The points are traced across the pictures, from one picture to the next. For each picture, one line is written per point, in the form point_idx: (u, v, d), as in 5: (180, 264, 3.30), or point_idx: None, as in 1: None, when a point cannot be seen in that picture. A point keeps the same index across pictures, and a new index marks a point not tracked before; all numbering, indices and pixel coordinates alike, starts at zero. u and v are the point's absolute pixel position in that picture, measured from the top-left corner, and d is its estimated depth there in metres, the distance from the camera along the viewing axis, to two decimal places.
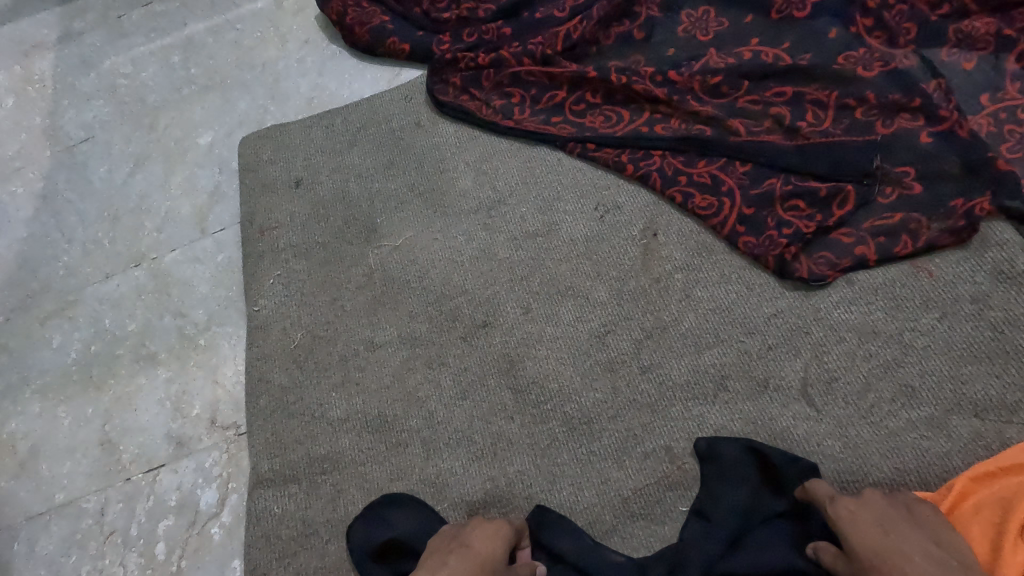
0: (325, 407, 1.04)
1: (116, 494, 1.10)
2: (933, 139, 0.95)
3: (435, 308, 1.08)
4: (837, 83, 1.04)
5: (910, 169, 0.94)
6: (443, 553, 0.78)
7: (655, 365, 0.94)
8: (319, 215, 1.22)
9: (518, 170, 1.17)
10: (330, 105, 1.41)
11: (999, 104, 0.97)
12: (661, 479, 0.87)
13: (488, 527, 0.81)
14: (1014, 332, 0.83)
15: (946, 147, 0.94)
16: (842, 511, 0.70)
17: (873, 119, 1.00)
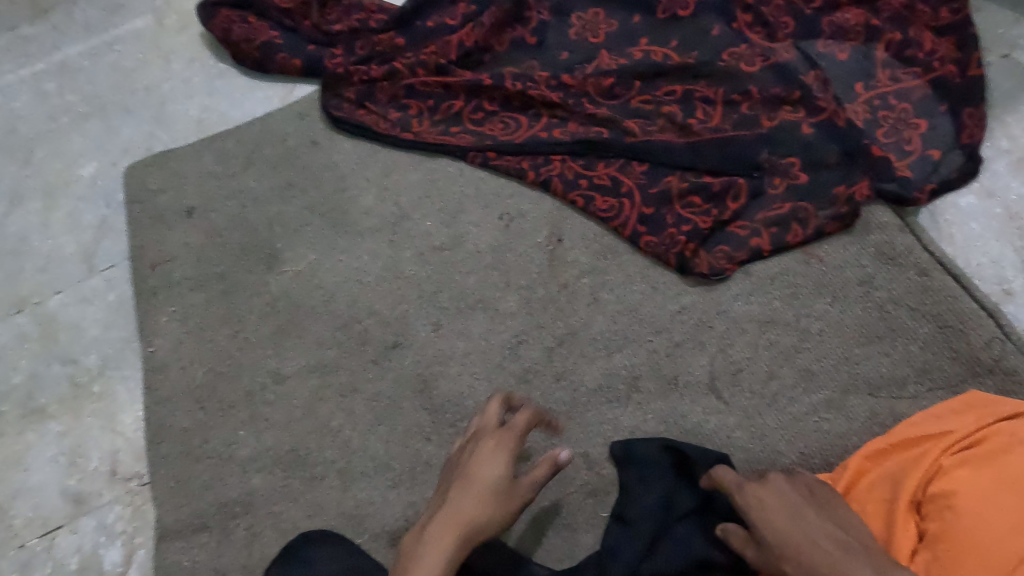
0: (232, 446, 0.99)
1: (9, 565, 1.01)
2: (815, 129, 0.98)
3: (343, 332, 1.04)
4: (723, 80, 1.07)
5: (794, 159, 0.97)
6: (445, 485, 0.73)
7: (568, 371, 0.94)
8: (215, 244, 1.17)
9: (419, 184, 1.15)
10: (221, 125, 1.34)
11: (873, 92, 1.02)
12: (580, 487, 0.87)
13: (481, 446, 0.74)
14: (899, 310, 0.86)
15: (825, 136, 0.97)
16: (751, 499, 0.69)
17: (758, 113, 1.03)
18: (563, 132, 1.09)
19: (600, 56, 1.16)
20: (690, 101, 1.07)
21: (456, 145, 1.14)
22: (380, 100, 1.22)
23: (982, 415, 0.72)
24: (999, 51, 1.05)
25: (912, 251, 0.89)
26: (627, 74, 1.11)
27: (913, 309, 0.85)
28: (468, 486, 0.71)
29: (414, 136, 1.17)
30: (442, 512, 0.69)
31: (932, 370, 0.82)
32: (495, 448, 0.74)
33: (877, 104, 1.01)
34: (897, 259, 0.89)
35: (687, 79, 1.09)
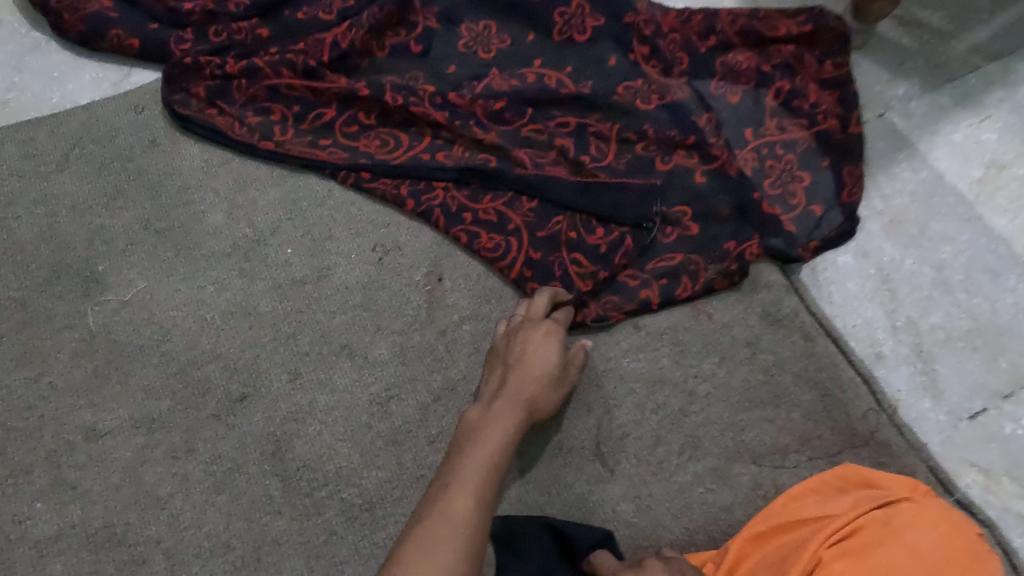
0: (26, 523, 0.80)
1: None
2: (707, 178, 0.96)
3: (179, 379, 0.88)
4: (619, 115, 1.02)
5: (687, 209, 0.94)
6: (499, 368, 0.78)
7: (444, 433, 0.85)
8: (17, 262, 0.95)
9: (280, 204, 1.00)
10: (33, 110, 1.11)
11: (761, 140, 1.00)
12: None
13: (532, 336, 0.80)
14: (783, 374, 0.85)
15: (717, 188, 0.95)
16: None
17: (652, 155, 0.98)
18: (447, 157, 0.99)
19: (490, 74, 1.06)
20: (585, 135, 1.00)
21: (325, 163, 1.00)
22: (237, 102, 1.06)
23: (861, 496, 0.71)
24: (875, 110, 1.07)
25: (798, 313, 0.88)
26: (518, 98, 1.03)
27: (797, 375, 0.84)
28: (498, 414, 0.71)
29: (275, 146, 1.02)
30: (460, 451, 0.67)
31: (812, 440, 0.82)
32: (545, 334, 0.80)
33: (766, 155, 0.99)
34: (783, 321, 0.88)
35: (582, 110, 1.02)
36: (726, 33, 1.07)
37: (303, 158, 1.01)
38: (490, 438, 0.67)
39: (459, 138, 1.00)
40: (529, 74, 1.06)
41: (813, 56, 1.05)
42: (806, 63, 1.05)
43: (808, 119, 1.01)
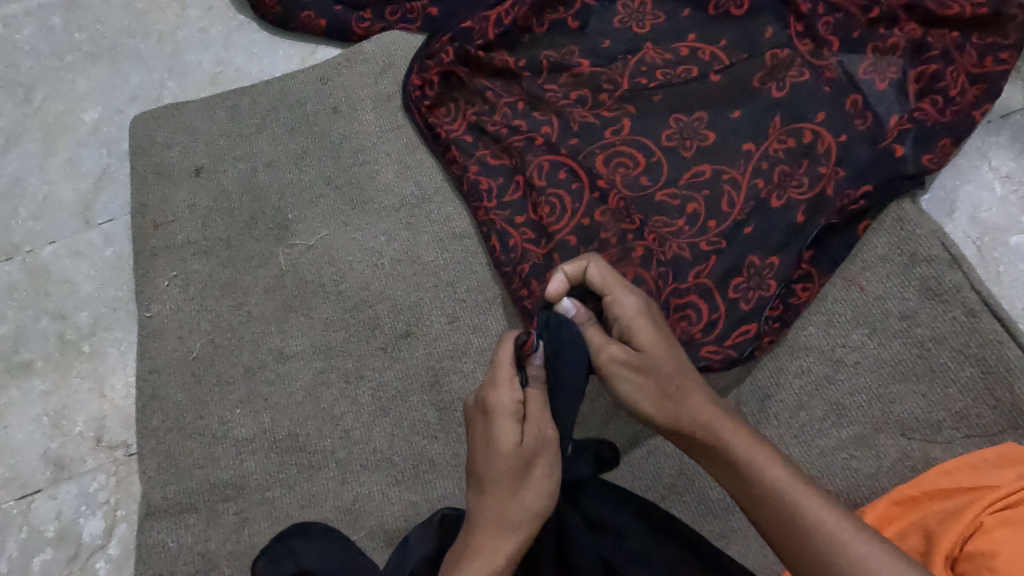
0: (228, 426, 0.94)
1: None
2: (868, 154, 0.94)
3: (352, 316, 1.00)
4: (767, 98, 1.01)
5: (845, 195, 0.91)
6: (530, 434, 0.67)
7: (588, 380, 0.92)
8: (221, 207, 1.10)
9: (443, 166, 1.09)
10: (236, 82, 1.27)
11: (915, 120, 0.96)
12: None
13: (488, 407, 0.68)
14: (939, 350, 0.84)
15: (877, 162, 0.93)
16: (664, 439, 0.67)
17: (803, 136, 0.97)
18: (596, 148, 1.02)
19: (642, 51, 1.09)
20: (729, 124, 1.01)
21: (484, 143, 1.06)
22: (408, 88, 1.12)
23: None
24: None
25: (961, 289, 0.86)
26: (666, 75, 1.06)
27: (955, 351, 0.84)
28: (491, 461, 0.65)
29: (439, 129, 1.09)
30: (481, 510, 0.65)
31: (969, 417, 0.81)
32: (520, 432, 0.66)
33: (930, 130, 0.96)
34: (942, 296, 0.86)
35: (737, 82, 1.03)
36: (891, 5, 1.03)
37: (460, 140, 1.07)
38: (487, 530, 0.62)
39: (606, 118, 1.04)
40: (682, 48, 1.08)
41: (980, 33, 0.99)
42: (972, 41, 0.99)
43: (969, 99, 0.97)
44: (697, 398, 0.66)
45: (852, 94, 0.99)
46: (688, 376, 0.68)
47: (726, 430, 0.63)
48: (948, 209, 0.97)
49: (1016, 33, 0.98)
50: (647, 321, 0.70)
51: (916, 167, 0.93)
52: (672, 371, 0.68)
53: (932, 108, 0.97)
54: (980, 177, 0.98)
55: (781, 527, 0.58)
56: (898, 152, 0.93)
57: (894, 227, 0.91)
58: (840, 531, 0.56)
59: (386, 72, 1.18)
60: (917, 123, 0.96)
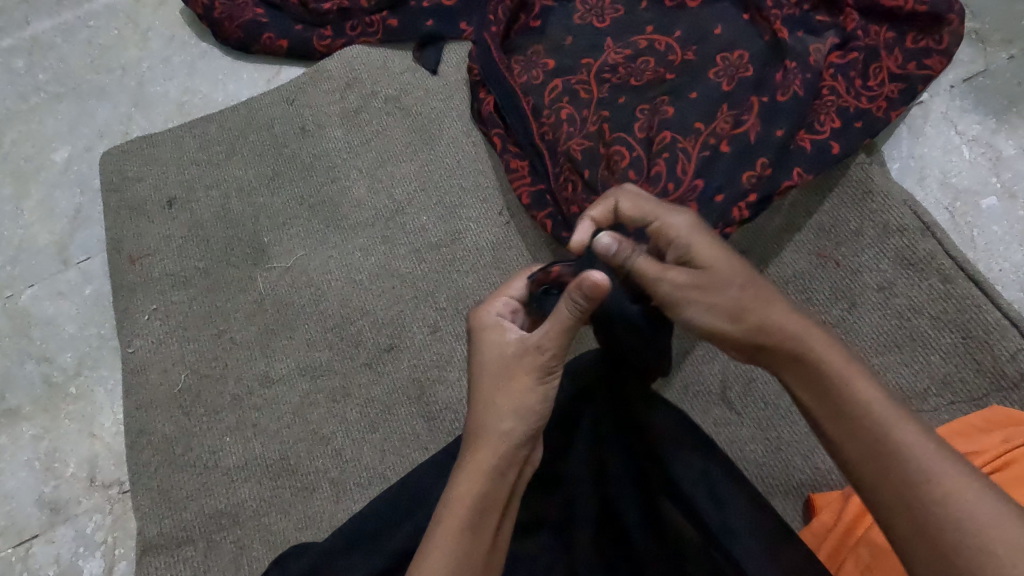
0: (218, 454, 0.94)
1: None
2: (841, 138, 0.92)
3: (335, 334, 1.00)
4: (717, 91, 0.99)
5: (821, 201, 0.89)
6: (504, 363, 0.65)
7: None
8: (195, 236, 1.10)
9: (414, 176, 1.09)
10: (203, 108, 1.27)
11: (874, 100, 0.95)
12: None
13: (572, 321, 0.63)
14: (919, 318, 0.85)
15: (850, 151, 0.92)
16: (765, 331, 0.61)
17: (784, 119, 0.93)
18: (577, 147, 0.99)
19: (604, 53, 1.06)
20: (691, 106, 0.99)
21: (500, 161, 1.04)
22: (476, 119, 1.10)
23: (1011, 432, 0.71)
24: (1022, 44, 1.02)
25: (934, 256, 0.86)
26: (633, 73, 1.03)
27: (934, 318, 0.84)
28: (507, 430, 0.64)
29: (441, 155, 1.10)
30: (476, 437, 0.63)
31: (954, 383, 0.82)
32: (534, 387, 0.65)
33: (854, 115, 0.94)
34: (918, 265, 0.87)
35: (700, 75, 1.01)
36: None
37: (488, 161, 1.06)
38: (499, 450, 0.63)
39: (583, 123, 1.01)
40: (640, 41, 1.06)
41: (916, 35, 0.99)
42: (906, 44, 0.98)
43: (887, 92, 0.96)
44: (784, 320, 0.60)
45: (807, 74, 0.95)
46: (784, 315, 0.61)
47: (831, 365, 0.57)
48: (919, 177, 0.97)
49: (950, 40, 0.97)
50: (736, 273, 0.63)
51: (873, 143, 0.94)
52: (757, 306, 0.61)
53: (854, 96, 0.95)
54: (948, 143, 0.98)
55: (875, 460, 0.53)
56: (835, 146, 0.92)
57: (864, 198, 0.91)
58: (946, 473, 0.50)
59: (350, 87, 1.18)
60: (838, 108, 0.94)
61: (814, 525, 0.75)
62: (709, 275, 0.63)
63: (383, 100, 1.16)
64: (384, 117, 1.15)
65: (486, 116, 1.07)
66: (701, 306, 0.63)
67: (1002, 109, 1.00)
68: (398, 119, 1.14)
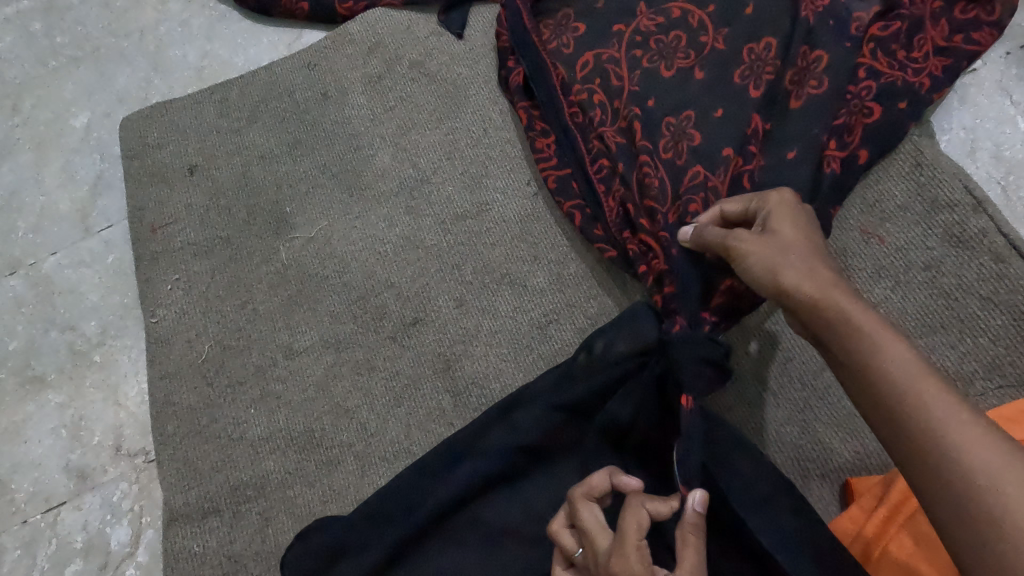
0: (243, 426, 0.94)
1: (15, 540, 0.97)
2: (882, 115, 0.88)
3: (359, 306, 0.98)
4: (744, 99, 0.92)
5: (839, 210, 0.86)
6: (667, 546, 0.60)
7: None
8: (217, 204, 1.08)
9: (439, 145, 1.06)
10: (223, 73, 1.24)
11: (918, 73, 0.90)
12: None
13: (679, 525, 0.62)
14: (967, 298, 0.82)
15: (890, 134, 0.88)
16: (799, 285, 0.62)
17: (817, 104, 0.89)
18: (604, 125, 0.95)
19: (636, 18, 1.00)
20: (718, 125, 0.92)
21: (529, 135, 1.01)
22: (503, 85, 1.06)
23: None
24: None
25: (986, 233, 0.83)
26: (665, 47, 0.98)
27: (983, 299, 0.81)
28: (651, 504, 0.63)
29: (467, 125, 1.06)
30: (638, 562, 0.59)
31: (1003, 366, 0.79)
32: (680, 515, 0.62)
33: (898, 90, 0.89)
34: (968, 243, 0.83)
35: (735, 48, 0.95)
36: None
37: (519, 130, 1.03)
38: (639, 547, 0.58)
39: (612, 100, 0.96)
40: (674, 9, 1.00)
41: (966, 3, 0.93)
42: (955, 13, 0.92)
43: (933, 66, 0.91)
44: (838, 292, 0.60)
45: (845, 44, 0.91)
46: (828, 281, 0.61)
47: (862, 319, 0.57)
48: (969, 149, 0.92)
49: (1002, 11, 0.92)
50: (804, 243, 0.65)
51: (918, 118, 0.89)
52: (806, 269, 0.62)
53: (898, 69, 0.90)
54: (1002, 113, 0.93)
55: (898, 423, 0.52)
56: (863, 156, 0.88)
57: (913, 172, 0.88)
58: (966, 438, 0.49)
59: (374, 52, 1.15)
60: (879, 84, 0.89)
61: (851, 512, 0.73)
62: (771, 238, 0.66)
63: (407, 65, 1.12)
64: (408, 83, 1.11)
65: (512, 87, 1.03)
66: (759, 262, 0.65)
67: None
68: (423, 85, 1.11)
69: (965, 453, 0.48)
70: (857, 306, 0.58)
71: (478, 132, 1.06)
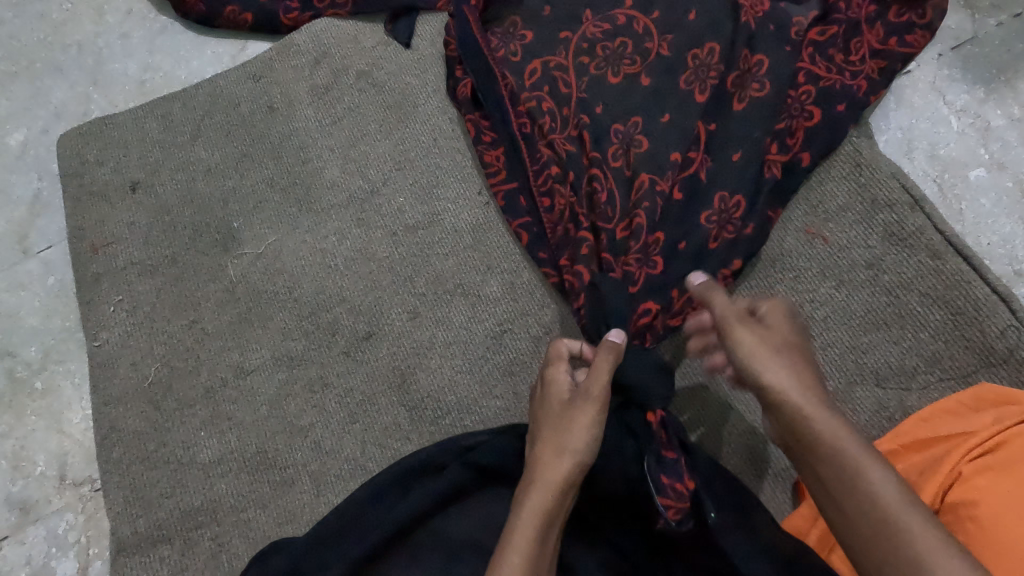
0: (194, 449, 0.91)
1: None
2: (822, 118, 0.90)
3: (311, 322, 0.96)
4: (689, 103, 0.93)
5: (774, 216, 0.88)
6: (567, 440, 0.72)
7: None
8: (161, 221, 1.05)
9: (389, 155, 1.05)
10: (166, 86, 1.21)
11: (855, 76, 0.92)
12: None
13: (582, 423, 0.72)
14: (908, 295, 0.84)
15: (830, 136, 0.90)
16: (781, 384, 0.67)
17: (759, 110, 0.90)
18: (551, 135, 0.95)
19: (582, 25, 1.01)
20: (665, 131, 0.92)
21: (479, 147, 1.00)
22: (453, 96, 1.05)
23: (1003, 411, 0.71)
24: (1011, 10, 1.01)
25: (924, 231, 0.85)
26: (612, 54, 0.98)
27: (923, 295, 0.83)
28: (558, 427, 0.72)
29: (417, 134, 1.06)
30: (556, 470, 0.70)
31: (943, 360, 0.81)
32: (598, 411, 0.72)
33: (837, 93, 0.91)
34: (907, 241, 0.85)
35: (679, 53, 0.96)
36: None
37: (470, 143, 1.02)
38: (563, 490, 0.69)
39: (560, 110, 0.96)
40: (619, 16, 1.00)
41: (900, 7, 0.95)
42: (889, 17, 0.95)
43: (869, 68, 0.93)
44: (830, 421, 0.64)
45: (784, 49, 0.93)
46: (811, 391, 0.66)
47: (845, 448, 0.62)
48: (906, 149, 0.95)
49: (934, 14, 0.94)
50: (794, 375, 0.67)
51: (857, 119, 0.92)
52: (789, 369, 0.68)
53: (836, 72, 0.92)
54: (936, 113, 0.96)
55: (874, 523, 0.58)
56: (806, 159, 0.90)
57: (853, 172, 0.90)
58: (911, 524, 0.56)
59: (320, 63, 1.13)
60: (818, 88, 0.91)
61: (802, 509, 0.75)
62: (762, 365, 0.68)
63: (354, 75, 1.11)
64: (357, 93, 1.10)
65: (460, 98, 1.03)
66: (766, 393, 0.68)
67: (991, 77, 0.98)
68: (371, 96, 1.09)
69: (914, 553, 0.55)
70: (841, 437, 0.63)
71: (429, 142, 1.05)
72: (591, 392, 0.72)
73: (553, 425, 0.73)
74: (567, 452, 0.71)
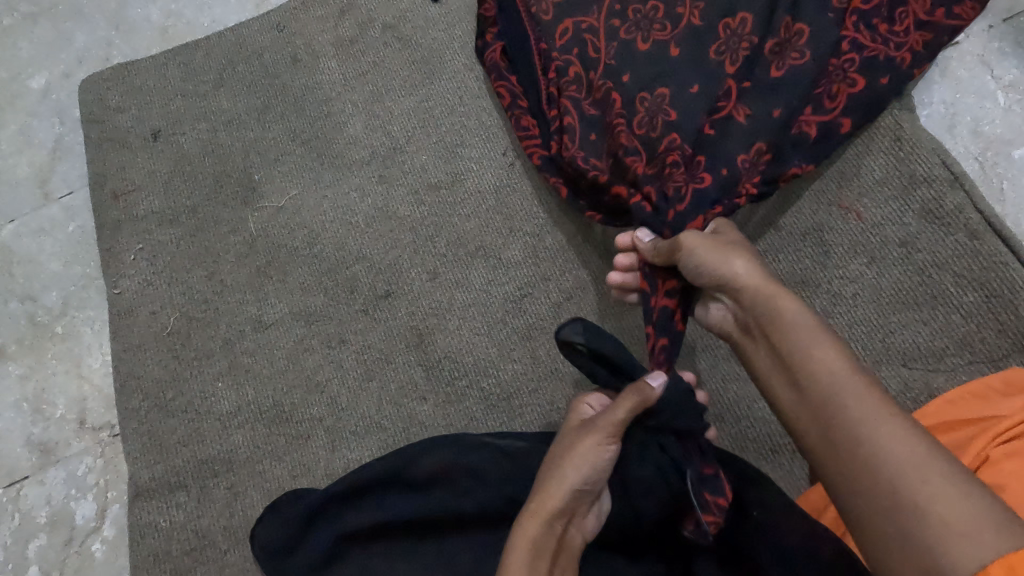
0: (211, 400, 0.92)
1: None
2: (863, 88, 0.86)
3: (330, 278, 0.96)
4: (721, 75, 0.90)
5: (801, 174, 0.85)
6: (564, 453, 0.65)
7: None
8: (181, 171, 1.04)
9: (413, 113, 1.03)
10: (187, 33, 1.19)
11: (899, 46, 0.88)
12: None
13: (585, 439, 0.64)
14: (941, 275, 0.82)
15: (869, 109, 0.87)
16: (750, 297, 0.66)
17: (795, 79, 0.86)
18: (578, 106, 0.93)
19: None
20: (694, 101, 0.89)
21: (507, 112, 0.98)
22: (479, 56, 1.03)
23: None
24: None
25: (962, 210, 0.82)
26: (644, 17, 0.95)
27: (957, 276, 0.81)
28: (559, 455, 0.65)
29: (443, 92, 1.03)
30: (546, 485, 0.63)
31: (973, 342, 0.79)
32: (603, 442, 0.64)
33: (881, 64, 0.87)
34: (944, 219, 0.83)
35: (716, 17, 0.93)
36: None
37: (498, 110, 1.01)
38: (552, 521, 0.61)
39: (586, 77, 0.94)
40: None
41: None
42: None
43: (915, 39, 0.89)
44: (798, 328, 0.61)
45: (827, 15, 0.88)
46: (780, 296, 0.64)
47: (814, 356, 0.59)
48: (948, 125, 0.91)
49: None
50: (758, 274, 0.66)
51: (899, 90, 0.88)
52: (757, 279, 0.66)
53: (881, 42, 0.88)
54: (982, 88, 0.92)
55: (833, 435, 0.55)
56: (845, 124, 0.86)
57: (892, 146, 0.87)
58: (882, 435, 0.52)
59: (346, 13, 1.10)
60: (863, 57, 0.87)
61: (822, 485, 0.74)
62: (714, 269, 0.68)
63: (380, 28, 1.08)
64: (381, 47, 1.07)
65: (488, 63, 1.01)
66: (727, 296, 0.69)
67: None
68: (397, 50, 1.07)
69: (890, 470, 0.50)
70: (814, 345, 0.59)
71: (455, 100, 1.03)
72: (603, 422, 0.65)
73: (557, 452, 0.66)
74: (566, 480, 0.63)
